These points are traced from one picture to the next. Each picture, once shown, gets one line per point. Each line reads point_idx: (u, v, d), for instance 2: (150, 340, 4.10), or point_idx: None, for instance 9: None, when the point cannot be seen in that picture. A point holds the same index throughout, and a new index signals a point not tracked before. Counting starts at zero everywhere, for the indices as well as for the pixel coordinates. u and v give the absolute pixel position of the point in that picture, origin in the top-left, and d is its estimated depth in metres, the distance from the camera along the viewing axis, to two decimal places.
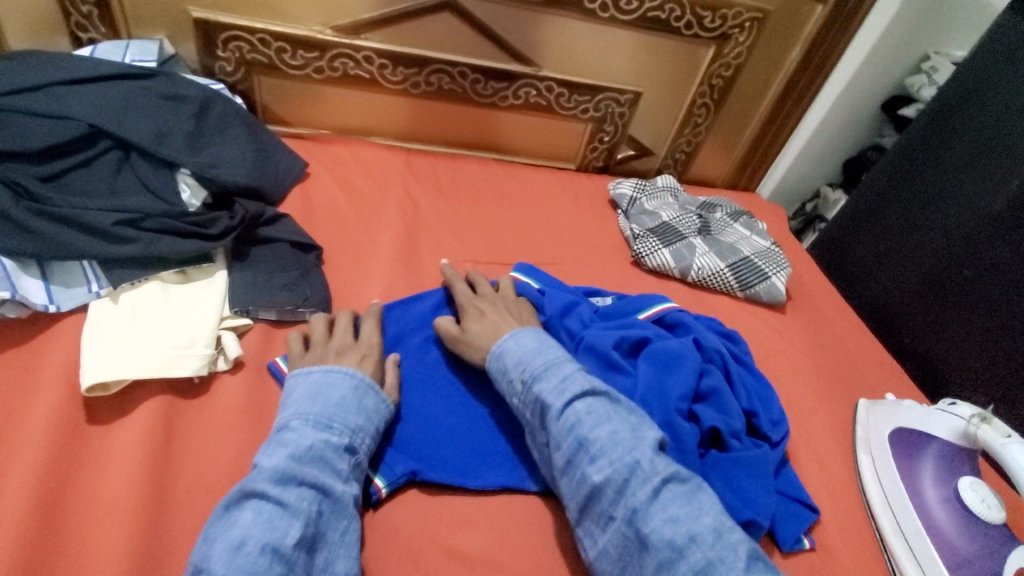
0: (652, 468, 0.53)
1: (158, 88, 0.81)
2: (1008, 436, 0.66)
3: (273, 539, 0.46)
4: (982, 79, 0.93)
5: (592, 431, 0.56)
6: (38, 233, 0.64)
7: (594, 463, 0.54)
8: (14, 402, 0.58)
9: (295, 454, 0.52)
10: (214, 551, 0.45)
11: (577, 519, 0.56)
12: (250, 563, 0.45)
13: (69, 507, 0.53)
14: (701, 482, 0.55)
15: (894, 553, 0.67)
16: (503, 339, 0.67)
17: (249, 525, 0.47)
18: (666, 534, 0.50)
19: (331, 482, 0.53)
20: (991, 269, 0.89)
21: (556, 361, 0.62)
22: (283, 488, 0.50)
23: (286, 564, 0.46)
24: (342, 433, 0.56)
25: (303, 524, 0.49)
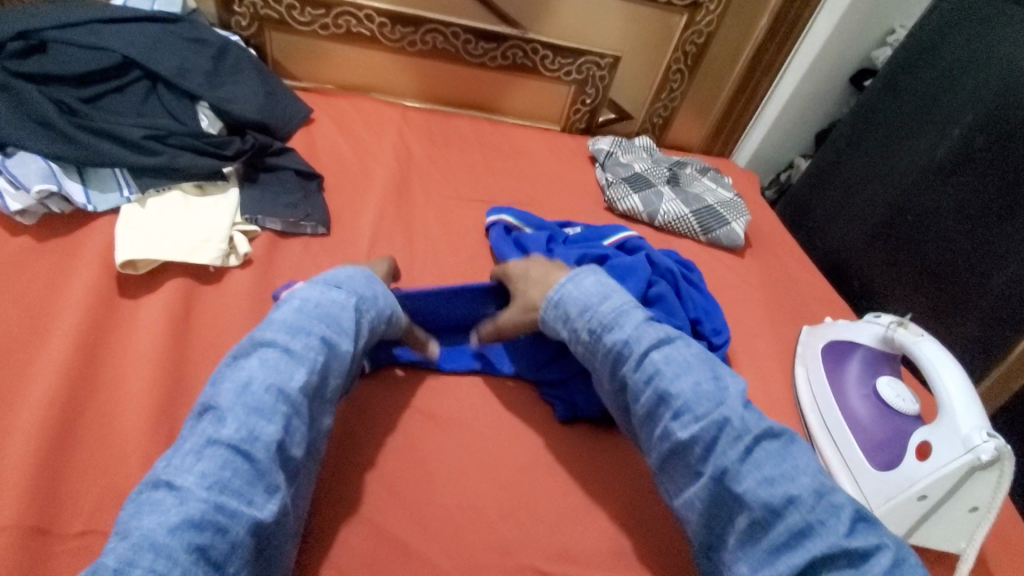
0: (744, 425, 0.55)
1: (182, 32, 0.91)
2: (921, 336, 0.73)
3: (278, 382, 0.52)
4: (935, 36, 1.01)
5: (673, 385, 0.58)
6: (78, 142, 0.75)
7: (679, 420, 0.57)
8: (58, 276, 0.68)
9: (305, 316, 0.58)
10: (223, 390, 0.51)
11: (660, 468, 0.59)
12: (257, 399, 0.50)
13: (103, 356, 0.63)
14: (792, 435, 0.56)
15: (818, 442, 0.75)
16: (560, 284, 0.68)
17: (255, 369, 0.52)
18: (762, 495, 0.52)
19: (335, 343, 0.58)
20: (933, 211, 0.98)
21: (624, 309, 0.64)
22: (293, 337, 0.55)
23: (289, 404, 0.51)
24: (346, 301, 0.61)
25: (308, 372, 0.54)
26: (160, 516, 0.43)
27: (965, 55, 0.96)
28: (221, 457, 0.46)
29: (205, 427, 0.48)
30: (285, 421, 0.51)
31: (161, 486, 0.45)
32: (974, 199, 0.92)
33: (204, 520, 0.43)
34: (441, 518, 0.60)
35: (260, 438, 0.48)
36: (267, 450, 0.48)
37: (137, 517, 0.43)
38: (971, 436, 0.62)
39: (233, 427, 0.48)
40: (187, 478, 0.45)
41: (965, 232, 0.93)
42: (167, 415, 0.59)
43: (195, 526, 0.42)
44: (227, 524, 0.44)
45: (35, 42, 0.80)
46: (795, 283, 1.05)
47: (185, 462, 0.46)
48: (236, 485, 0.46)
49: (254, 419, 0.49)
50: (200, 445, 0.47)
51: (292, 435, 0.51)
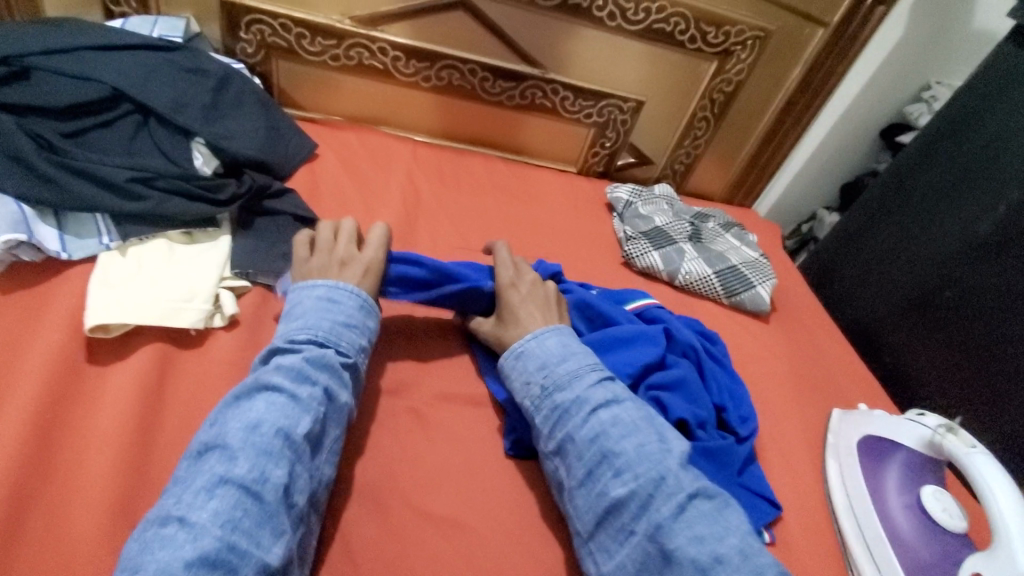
0: (677, 484, 0.54)
1: (181, 62, 0.85)
2: (973, 447, 0.66)
3: (285, 425, 0.51)
4: (978, 106, 0.95)
5: (617, 444, 0.57)
6: (55, 183, 0.68)
7: (619, 477, 0.55)
8: (20, 337, 0.61)
9: (309, 357, 0.57)
10: (231, 429, 0.50)
11: (589, 533, 0.55)
12: (266, 442, 0.50)
13: (59, 437, 0.55)
14: (728, 499, 0.55)
15: (854, 557, 0.67)
16: (524, 338, 0.67)
17: (263, 411, 0.52)
18: (691, 553, 0.49)
19: (336, 390, 0.57)
20: (972, 291, 0.91)
21: (578, 372, 0.62)
22: (297, 384, 0.55)
23: (293, 449, 0.51)
24: (347, 351, 0.61)
25: (312, 419, 0.53)
26: (172, 553, 0.42)
27: (1006, 128, 0.90)
28: (231, 497, 0.46)
29: (212, 465, 0.48)
30: (293, 465, 0.50)
31: (171, 522, 0.44)
32: (1006, 279, 0.87)
33: (217, 558, 0.42)
34: None
35: (269, 479, 0.48)
36: (276, 493, 0.48)
37: (146, 554, 0.42)
38: None
39: (245, 466, 0.48)
40: (200, 515, 0.44)
41: (1004, 317, 0.86)
42: (126, 514, 0.52)
43: (209, 564, 0.42)
44: (238, 564, 0.43)
45: (16, 69, 0.73)
46: (822, 356, 0.97)
47: (197, 500, 0.45)
48: (246, 526, 0.45)
49: (264, 460, 0.48)
50: (211, 484, 0.46)
51: (297, 480, 0.50)
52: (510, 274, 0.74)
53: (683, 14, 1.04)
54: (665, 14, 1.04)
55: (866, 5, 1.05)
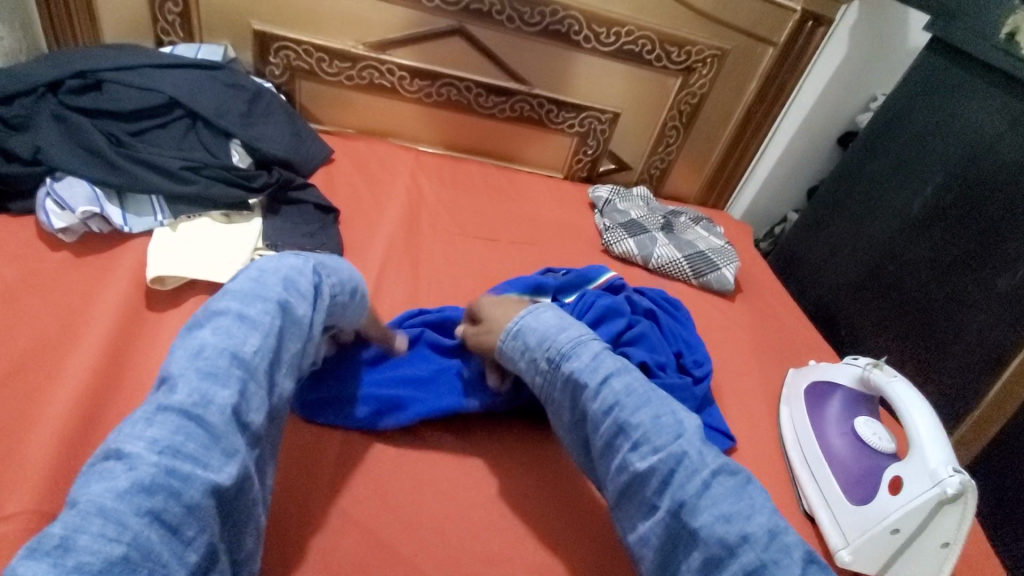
0: (701, 459, 0.54)
1: (222, 78, 1.01)
2: (893, 376, 0.77)
3: (234, 344, 0.46)
4: (906, 107, 1.10)
5: (633, 416, 0.57)
6: (123, 170, 0.83)
7: (637, 450, 0.56)
8: (93, 288, 0.74)
9: (261, 277, 0.53)
10: (172, 360, 0.45)
11: (616, 504, 0.59)
12: (209, 363, 0.44)
13: (125, 360, 0.67)
14: (749, 475, 0.56)
15: (800, 480, 0.77)
16: (520, 316, 0.67)
17: (207, 335, 0.46)
18: (718, 532, 0.50)
19: (292, 304, 0.52)
20: (912, 264, 1.05)
21: (583, 341, 0.63)
22: (246, 304, 0.50)
23: (245, 368, 0.45)
24: (306, 265, 0.57)
25: (262, 335, 0.48)
26: (107, 484, 0.36)
27: (933, 123, 1.04)
28: (172, 423, 0.40)
29: (154, 395, 0.42)
30: (244, 386, 0.45)
31: (109, 456, 0.38)
32: (948, 249, 0.99)
33: (156, 484, 0.37)
34: (429, 526, 0.61)
35: (214, 400, 0.42)
36: (222, 415, 0.42)
37: (84, 487, 0.37)
38: (939, 470, 0.66)
39: (184, 392, 0.42)
40: (136, 445, 0.38)
41: (942, 283, 1.00)
42: None
43: (147, 491, 0.36)
44: (181, 488, 0.38)
45: (90, 81, 0.89)
46: (783, 328, 1.09)
47: (134, 428, 0.39)
48: (190, 450, 0.39)
49: (207, 383, 0.43)
50: (149, 413, 0.40)
51: (248, 400, 0.45)
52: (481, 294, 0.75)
53: (649, 37, 1.21)
54: (634, 36, 1.20)
55: (807, 27, 1.22)
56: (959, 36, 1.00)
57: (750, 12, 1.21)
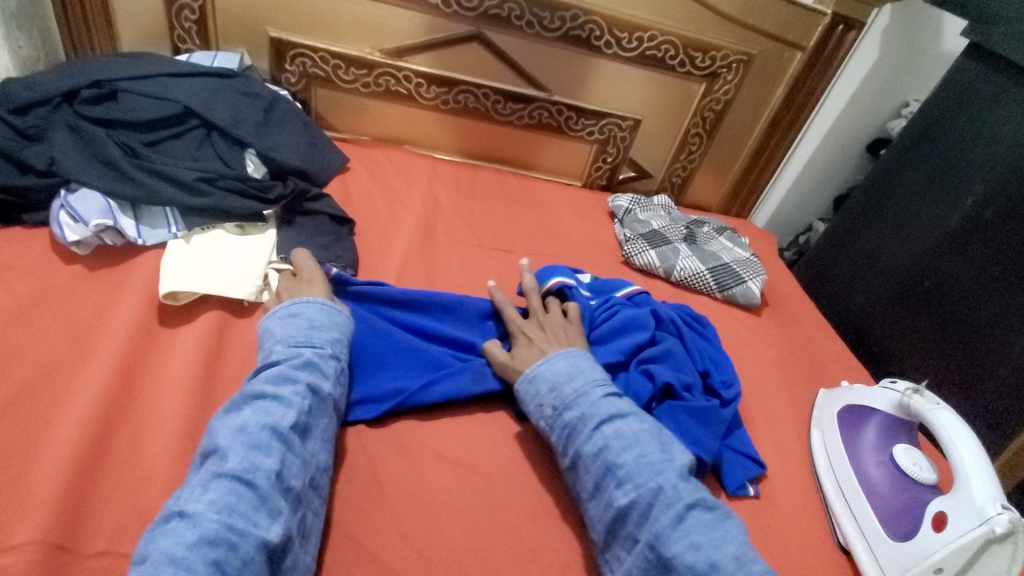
0: (675, 493, 0.56)
1: (238, 86, 1.00)
2: (937, 405, 0.73)
3: (271, 420, 0.54)
4: (941, 117, 1.05)
5: (619, 456, 0.59)
6: (137, 182, 0.82)
7: (621, 487, 0.58)
8: (106, 302, 0.73)
9: (285, 363, 0.60)
10: (221, 436, 0.53)
11: (603, 543, 0.58)
12: (254, 439, 0.52)
13: (137, 379, 0.65)
14: (727, 511, 0.57)
15: (834, 510, 0.73)
16: (535, 364, 0.69)
17: (249, 415, 0.54)
18: (688, 559, 0.52)
19: (319, 381, 0.60)
20: (949, 280, 1.00)
21: (585, 389, 0.65)
22: (278, 386, 0.57)
23: (284, 442, 0.53)
24: (323, 345, 0.64)
25: (297, 412, 0.56)
26: (174, 539, 0.44)
27: (971, 133, 1.00)
28: (225, 487, 0.48)
29: (208, 466, 0.50)
30: (284, 453, 0.52)
31: (173, 517, 0.46)
32: (986, 266, 0.95)
33: (216, 538, 0.45)
34: (446, 559, 0.58)
35: (260, 468, 0.50)
36: (268, 479, 0.50)
37: (152, 543, 0.45)
38: (986, 507, 0.61)
39: (235, 460, 0.50)
40: (197, 506, 0.47)
41: (978, 302, 0.95)
42: (191, 437, 0.61)
43: (210, 543, 0.44)
44: (238, 541, 0.45)
45: (106, 91, 0.88)
46: (811, 344, 1.04)
47: (194, 493, 0.48)
48: (242, 509, 0.47)
49: (254, 453, 0.51)
50: (206, 479, 0.49)
51: (289, 467, 0.52)
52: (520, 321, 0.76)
53: (673, 42, 1.17)
54: (657, 42, 1.17)
55: (838, 31, 1.18)
56: (998, 41, 0.95)
57: (779, 15, 1.16)
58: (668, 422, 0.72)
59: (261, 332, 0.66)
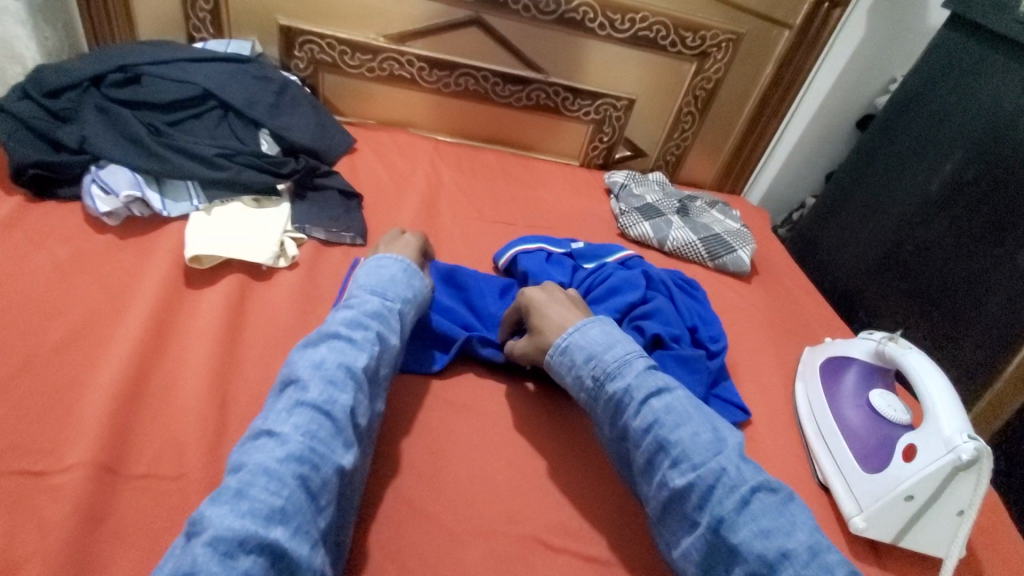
0: (739, 476, 0.54)
1: (251, 70, 1.06)
2: (909, 349, 0.77)
3: (346, 359, 0.60)
4: (927, 84, 1.09)
5: (672, 433, 0.57)
6: (161, 158, 0.88)
7: (677, 467, 0.56)
8: (136, 266, 0.79)
9: (363, 309, 0.66)
10: (301, 368, 0.59)
11: (658, 518, 0.58)
12: (331, 374, 0.58)
13: (168, 332, 0.71)
14: (790, 494, 0.55)
15: (814, 451, 0.78)
16: (567, 332, 0.67)
17: (326, 353, 0.60)
18: (757, 547, 0.50)
19: (388, 333, 0.66)
20: (933, 244, 1.04)
21: (628, 359, 0.63)
22: (353, 330, 0.63)
23: (358, 380, 0.59)
24: (394, 299, 0.69)
25: (369, 356, 0.61)
26: (267, 453, 0.51)
27: (950, 102, 1.04)
28: (307, 415, 0.54)
29: (290, 394, 0.57)
30: (357, 392, 0.58)
31: (263, 435, 0.53)
32: (969, 225, 0.99)
33: (301, 457, 0.51)
34: (451, 486, 0.64)
35: (337, 401, 0.56)
36: (344, 412, 0.56)
37: (247, 455, 0.51)
38: (953, 437, 0.65)
39: (316, 392, 0.56)
40: (284, 428, 0.53)
41: (959, 262, 1.00)
42: (218, 381, 0.67)
43: (296, 460, 0.51)
44: (319, 463, 0.52)
45: (131, 75, 0.94)
46: (799, 308, 1.09)
47: (280, 416, 0.54)
48: (322, 436, 0.54)
49: (331, 388, 0.57)
50: (290, 406, 0.55)
51: (360, 404, 0.58)
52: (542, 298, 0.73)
53: (664, 23, 1.22)
54: (649, 23, 1.22)
55: (823, 9, 1.22)
56: (978, 12, 0.99)
57: None
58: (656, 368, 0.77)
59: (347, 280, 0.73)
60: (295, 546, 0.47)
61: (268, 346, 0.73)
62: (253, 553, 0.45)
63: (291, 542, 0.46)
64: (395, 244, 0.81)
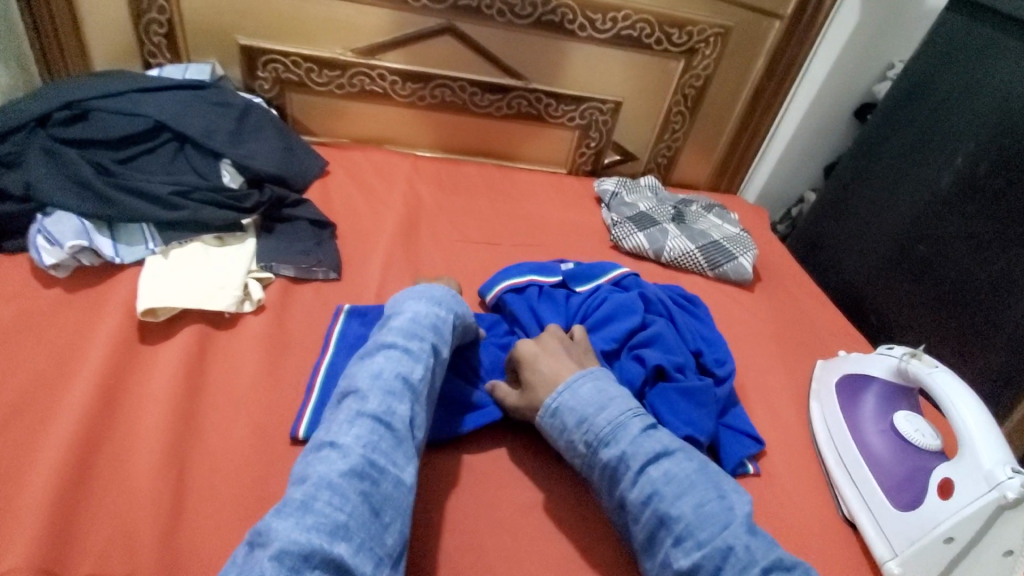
0: (750, 555, 0.51)
1: (209, 97, 0.99)
2: (935, 366, 0.71)
3: (404, 370, 0.59)
4: (929, 72, 1.03)
5: (673, 507, 0.54)
6: (111, 201, 0.81)
7: (681, 545, 0.53)
8: (87, 323, 0.72)
9: (415, 321, 0.65)
10: (361, 378, 0.59)
11: None
12: (389, 384, 0.58)
13: (122, 397, 0.65)
14: (806, 570, 0.52)
15: (836, 482, 0.72)
16: (557, 391, 0.63)
17: (383, 363, 0.60)
18: None
19: (441, 345, 0.64)
20: (944, 243, 0.99)
21: (622, 421, 0.60)
22: (408, 340, 0.62)
23: (414, 391, 0.58)
24: (444, 312, 0.68)
25: (424, 368, 0.61)
26: (329, 465, 0.50)
27: (956, 90, 0.98)
28: (368, 426, 0.54)
29: (350, 404, 0.57)
30: (414, 404, 0.58)
31: (326, 446, 0.53)
32: (979, 227, 0.93)
33: (362, 471, 0.51)
34: (440, 557, 0.58)
35: (397, 413, 0.56)
36: (403, 424, 0.56)
37: (309, 467, 0.51)
38: (995, 472, 0.60)
39: (376, 402, 0.56)
40: (346, 439, 0.53)
41: (973, 263, 0.94)
42: (175, 452, 0.61)
43: (358, 475, 0.50)
44: (379, 477, 0.51)
45: (78, 111, 0.87)
46: (807, 316, 1.03)
47: (342, 427, 0.54)
48: (383, 447, 0.53)
49: (390, 398, 0.56)
50: (351, 416, 0.55)
51: (416, 417, 0.58)
52: (533, 348, 0.69)
53: (648, 20, 1.15)
54: (632, 21, 1.15)
55: None
56: None
57: None
58: (661, 405, 0.71)
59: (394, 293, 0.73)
60: (359, 563, 0.46)
61: (232, 405, 0.67)
62: (318, 569, 0.44)
63: (354, 559, 0.46)
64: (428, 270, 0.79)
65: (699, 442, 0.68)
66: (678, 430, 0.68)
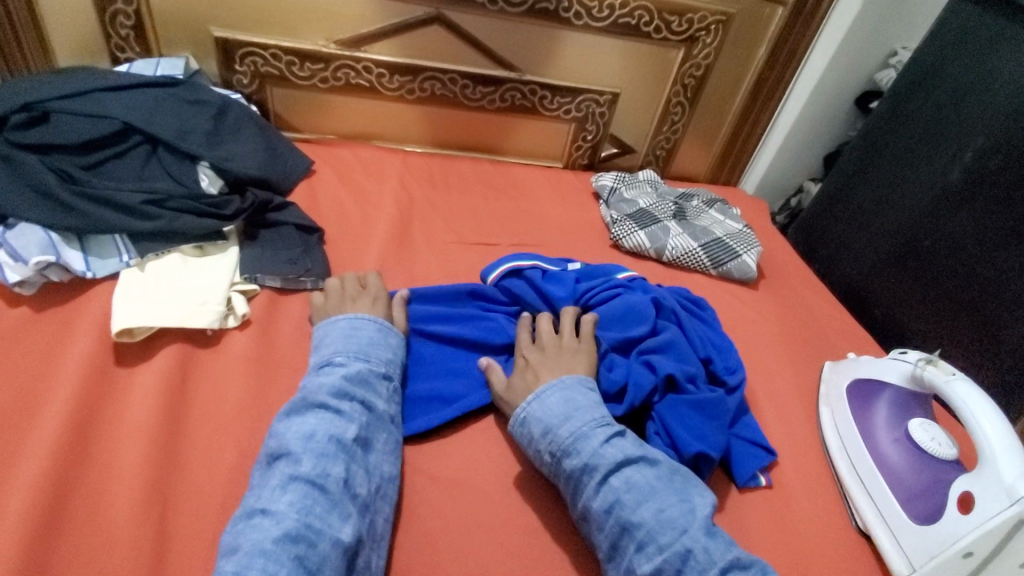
0: (708, 557, 0.52)
1: (183, 95, 0.93)
2: (952, 375, 0.68)
3: (336, 431, 0.57)
4: (941, 60, 0.99)
5: (635, 513, 0.55)
6: (77, 211, 0.75)
7: (643, 551, 0.53)
8: (56, 346, 0.67)
9: (347, 375, 0.62)
10: (291, 439, 0.56)
11: None
12: (320, 447, 0.55)
13: (96, 427, 0.60)
14: (764, 567, 0.53)
15: (849, 491, 0.70)
16: (525, 402, 0.64)
17: (314, 422, 0.57)
18: None
19: (374, 400, 0.62)
20: (950, 239, 0.96)
21: (584, 431, 0.60)
22: (338, 398, 0.60)
23: (347, 451, 0.56)
24: (377, 363, 0.66)
25: (358, 427, 0.59)
26: (262, 533, 0.48)
27: (969, 80, 0.94)
28: (301, 491, 0.52)
29: (282, 467, 0.54)
30: (350, 462, 0.56)
31: (256, 513, 0.50)
32: (991, 222, 0.90)
33: (297, 535, 0.49)
34: None
35: (331, 473, 0.54)
36: (338, 484, 0.53)
37: (240, 537, 0.49)
38: (1017, 486, 0.58)
39: (309, 464, 0.54)
40: (280, 505, 0.50)
41: (982, 258, 0.91)
42: (156, 487, 0.57)
43: (292, 540, 0.48)
44: (316, 539, 0.49)
45: (37, 113, 0.80)
46: (813, 315, 1.00)
47: (274, 494, 0.51)
48: (318, 510, 0.51)
49: (324, 459, 0.54)
50: (283, 481, 0.52)
51: (355, 474, 0.55)
52: (534, 353, 0.70)
53: (646, 7, 1.10)
54: (629, 8, 1.10)
55: None
56: None
57: None
58: (672, 418, 0.67)
59: (314, 342, 0.69)
60: None
61: (217, 431, 0.63)
62: None
63: None
64: (362, 296, 0.74)
65: (711, 459, 0.65)
66: (689, 446, 0.64)
